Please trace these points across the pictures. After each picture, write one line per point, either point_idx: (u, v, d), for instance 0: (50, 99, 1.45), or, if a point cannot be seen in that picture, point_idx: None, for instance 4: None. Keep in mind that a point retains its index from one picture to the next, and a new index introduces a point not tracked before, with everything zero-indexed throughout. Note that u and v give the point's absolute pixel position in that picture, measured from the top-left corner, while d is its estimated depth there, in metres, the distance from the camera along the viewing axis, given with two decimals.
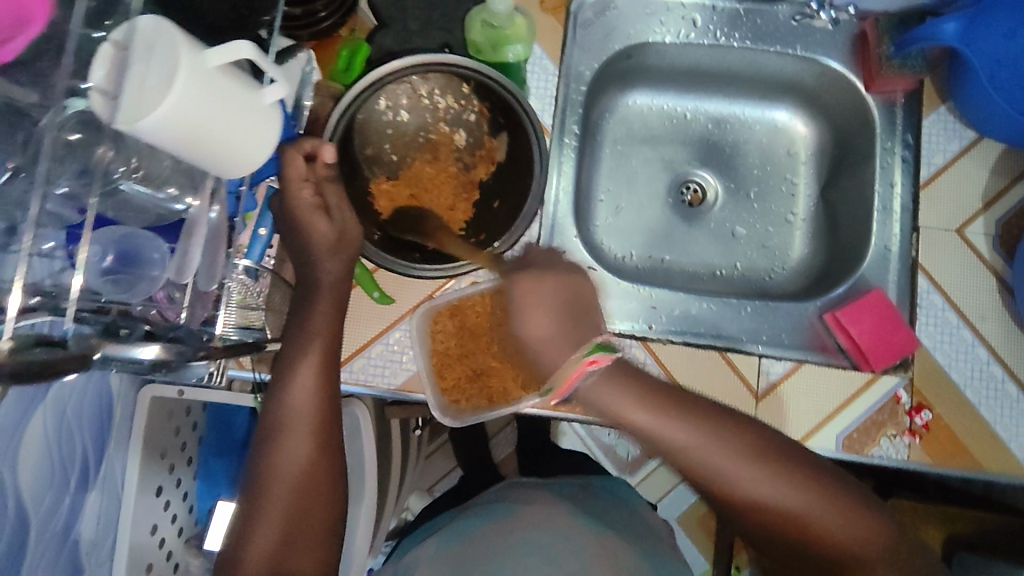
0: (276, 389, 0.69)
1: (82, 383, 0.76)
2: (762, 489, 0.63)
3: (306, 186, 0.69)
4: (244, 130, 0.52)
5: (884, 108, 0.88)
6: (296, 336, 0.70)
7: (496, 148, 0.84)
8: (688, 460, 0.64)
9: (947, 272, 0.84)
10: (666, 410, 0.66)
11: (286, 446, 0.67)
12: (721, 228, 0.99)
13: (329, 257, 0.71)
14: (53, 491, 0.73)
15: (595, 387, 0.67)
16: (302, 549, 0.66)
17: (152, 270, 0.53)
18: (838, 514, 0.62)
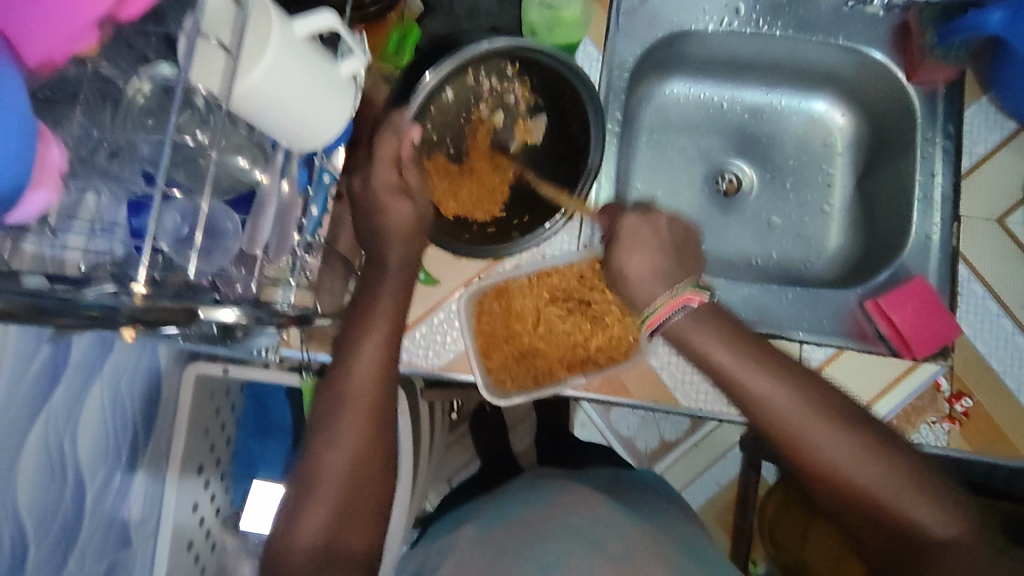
0: (335, 368, 0.70)
1: (136, 357, 0.77)
2: (841, 456, 0.63)
3: (392, 168, 0.72)
4: (321, 104, 0.53)
5: (925, 99, 0.89)
6: (357, 319, 0.71)
7: (533, 129, 0.85)
8: (775, 416, 0.66)
9: (986, 261, 0.85)
10: (759, 364, 0.68)
11: (342, 424, 0.67)
12: (757, 218, 1.00)
13: (395, 239, 0.72)
14: (107, 464, 0.74)
15: (688, 329, 0.71)
16: (352, 528, 0.66)
17: (226, 240, 0.54)
18: (908, 488, 0.61)
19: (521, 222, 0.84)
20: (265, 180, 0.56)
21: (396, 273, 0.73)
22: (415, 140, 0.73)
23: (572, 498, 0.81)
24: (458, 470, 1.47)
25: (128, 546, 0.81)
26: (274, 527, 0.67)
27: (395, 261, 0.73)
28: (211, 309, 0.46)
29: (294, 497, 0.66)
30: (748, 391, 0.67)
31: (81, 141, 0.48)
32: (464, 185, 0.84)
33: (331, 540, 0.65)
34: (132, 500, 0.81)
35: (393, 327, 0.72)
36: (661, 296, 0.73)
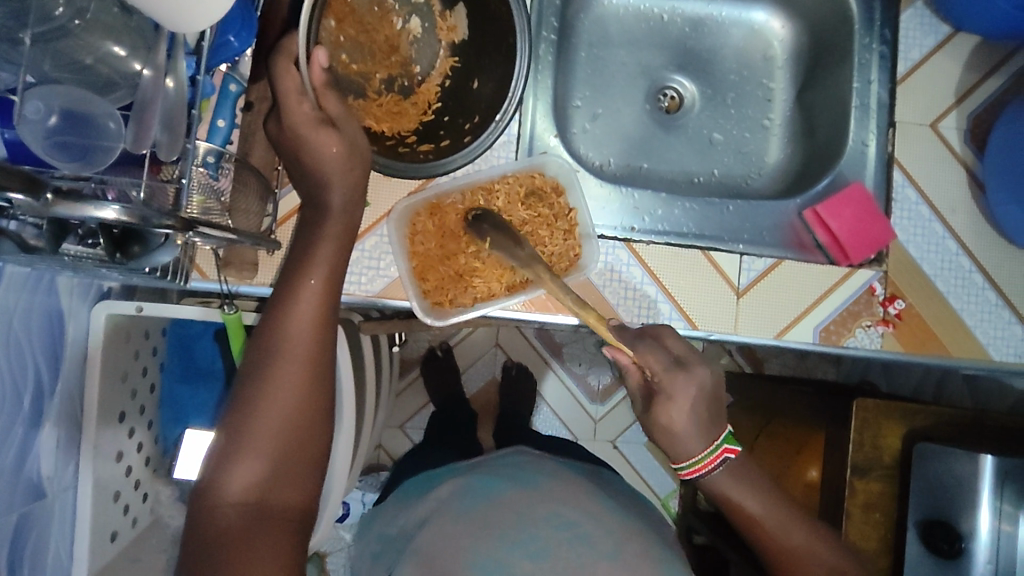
0: (270, 316, 0.64)
1: (29, 295, 0.70)
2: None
3: (304, 101, 0.66)
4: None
5: (863, 4, 0.87)
6: (294, 262, 0.67)
7: (455, 24, 0.81)
8: (750, 521, 0.75)
9: (920, 166, 0.86)
10: (739, 473, 0.76)
11: (276, 375, 0.61)
12: (698, 135, 0.98)
13: (330, 170, 0.67)
14: (6, 412, 0.67)
15: (724, 483, 0.75)
16: (287, 481, 0.61)
17: (105, 140, 0.47)
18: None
19: (471, 124, 0.80)
20: (148, 77, 0.50)
21: (339, 217, 0.68)
22: (321, 63, 0.66)
23: (568, 488, 0.80)
24: (410, 417, 1.41)
25: (42, 498, 0.75)
26: (198, 481, 0.60)
27: (337, 202, 0.68)
28: (78, 205, 0.41)
29: (223, 451, 0.60)
30: (740, 508, 0.75)
31: None
32: (405, 114, 0.81)
33: (264, 494, 0.59)
34: (41, 453, 0.75)
35: (333, 274, 0.66)
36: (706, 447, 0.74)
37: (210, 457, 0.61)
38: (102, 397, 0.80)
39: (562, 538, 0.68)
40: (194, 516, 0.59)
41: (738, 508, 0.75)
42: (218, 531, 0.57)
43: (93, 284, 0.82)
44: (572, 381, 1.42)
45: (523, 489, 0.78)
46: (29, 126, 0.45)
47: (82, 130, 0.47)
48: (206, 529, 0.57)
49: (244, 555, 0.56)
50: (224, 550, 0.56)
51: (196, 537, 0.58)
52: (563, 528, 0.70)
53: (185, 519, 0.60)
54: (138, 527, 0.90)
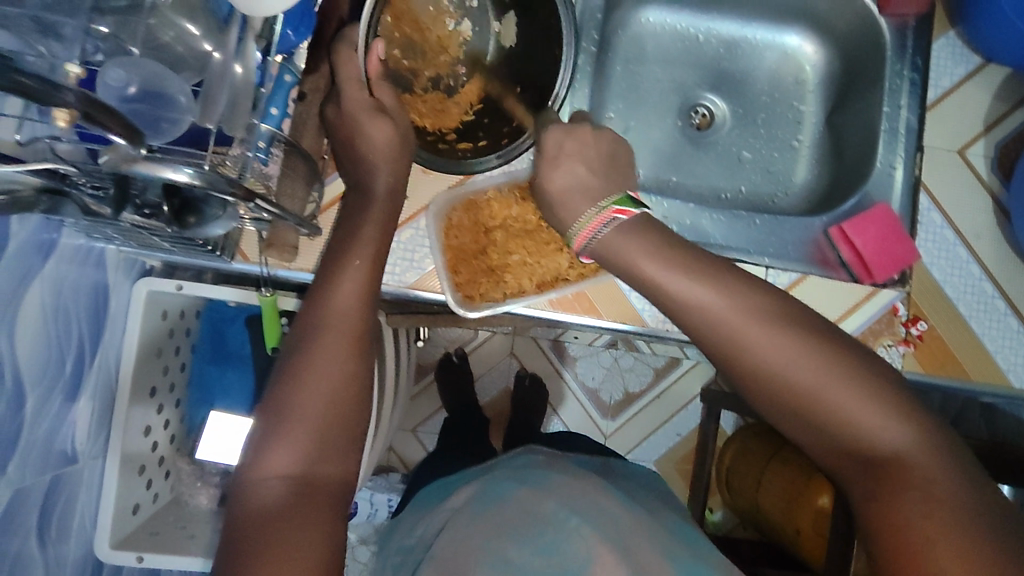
0: (316, 296, 0.66)
1: (78, 266, 0.73)
2: (794, 366, 0.60)
3: (361, 89, 0.73)
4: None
5: (896, 32, 0.89)
6: (335, 247, 0.70)
7: (506, 31, 0.85)
8: (717, 325, 0.63)
9: (947, 192, 0.87)
10: (773, 325, 0.62)
11: (324, 343, 0.63)
12: (727, 152, 1.00)
13: (379, 161, 0.72)
14: (49, 377, 0.70)
15: (611, 239, 0.70)
16: (332, 455, 0.59)
17: (174, 112, 0.50)
18: (868, 408, 0.58)
19: (510, 128, 0.83)
20: (219, 58, 0.54)
21: (381, 202, 0.72)
22: (379, 55, 0.74)
23: (582, 481, 0.79)
24: (425, 420, 1.42)
25: (74, 463, 0.77)
26: (239, 462, 0.59)
27: (381, 187, 0.72)
28: (156, 166, 0.44)
29: (266, 427, 0.59)
30: (751, 354, 0.61)
31: None
32: (447, 113, 0.84)
33: (309, 466, 0.58)
34: (76, 422, 0.77)
35: (374, 263, 0.69)
36: (591, 211, 0.73)
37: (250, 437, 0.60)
38: (136, 372, 0.82)
39: (574, 529, 0.68)
40: (237, 496, 0.58)
41: (705, 323, 0.63)
42: (262, 507, 0.55)
43: (137, 261, 0.85)
44: (584, 393, 1.43)
45: (528, 486, 0.77)
46: (107, 89, 0.48)
47: (155, 101, 0.49)
48: (250, 504, 0.56)
49: (294, 527, 0.53)
50: (267, 524, 0.54)
51: (238, 517, 0.56)
52: (575, 517, 0.70)
53: (226, 506, 0.58)
54: (159, 503, 0.92)
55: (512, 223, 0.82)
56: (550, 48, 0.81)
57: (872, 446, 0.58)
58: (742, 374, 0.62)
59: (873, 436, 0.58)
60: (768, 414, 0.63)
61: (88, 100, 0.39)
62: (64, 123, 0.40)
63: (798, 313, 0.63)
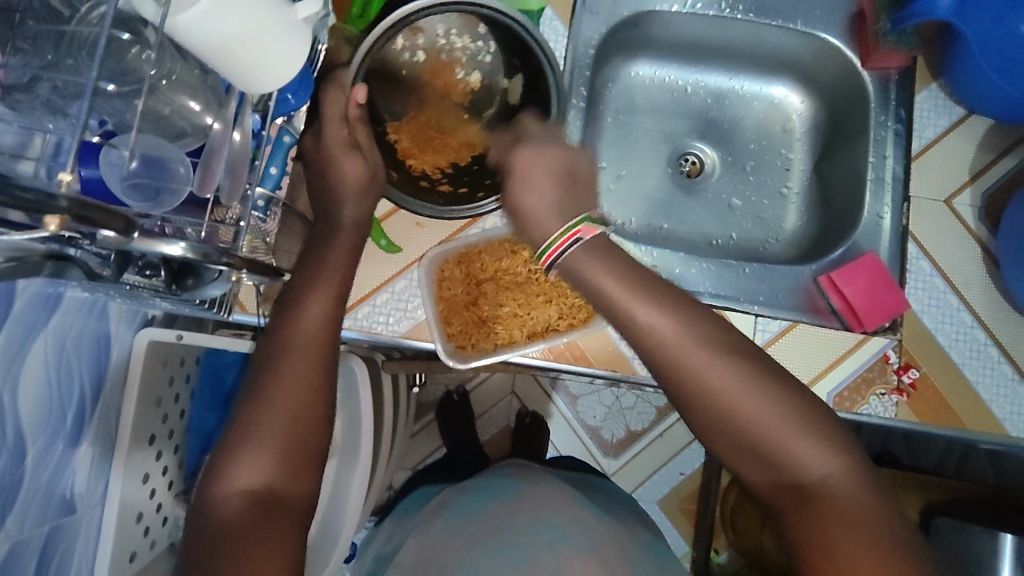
0: (283, 312, 0.68)
1: (82, 318, 0.75)
2: (733, 393, 0.61)
3: (343, 127, 0.75)
4: (281, 62, 0.55)
5: (879, 85, 0.91)
6: (308, 270, 0.71)
7: (510, 91, 0.86)
8: (659, 347, 0.64)
9: (935, 241, 0.88)
10: (716, 357, 0.63)
11: (290, 361, 0.64)
12: (718, 200, 1.02)
13: (349, 192, 0.74)
14: (48, 431, 0.72)
15: (579, 259, 0.67)
16: (294, 472, 0.61)
17: (174, 183, 0.52)
18: (803, 436, 0.60)
19: (488, 182, 0.85)
20: (216, 129, 0.56)
21: (348, 230, 0.74)
22: (359, 101, 0.74)
23: (554, 493, 0.79)
24: (424, 459, 1.42)
25: (72, 513, 0.78)
26: (203, 477, 0.60)
27: (348, 216, 0.74)
28: (152, 242, 0.47)
29: (228, 444, 0.60)
30: (693, 378, 0.62)
31: (19, 67, 0.46)
32: (430, 149, 0.87)
33: (274, 483, 0.59)
34: (75, 470, 0.78)
35: (343, 283, 0.71)
36: (557, 229, 0.69)
37: (212, 453, 0.62)
38: (136, 421, 0.84)
39: (543, 542, 0.67)
40: (197, 512, 0.59)
41: (656, 349, 0.64)
42: (223, 522, 0.57)
43: (139, 311, 0.88)
44: (584, 432, 1.41)
45: (504, 498, 0.78)
46: (108, 166, 0.49)
47: (155, 172, 0.52)
48: (210, 520, 0.57)
49: (248, 547, 0.55)
50: (231, 543, 0.55)
51: (200, 536, 0.57)
52: (543, 530, 0.69)
53: (187, 520, 0.60)
54: (156, 549, 0.92)
55: (502, 275, 0.85)
56: (541, 111, 0.83)
57: (802, 474, 0.60)
58: (683, 399, 0.63)
59: (803, 464, 0.60)
60: (710, 442, 0.64)
61: (82, 202, 0.39)
62: (69, 185, 0.41)
63: (736, 338, 0.66)
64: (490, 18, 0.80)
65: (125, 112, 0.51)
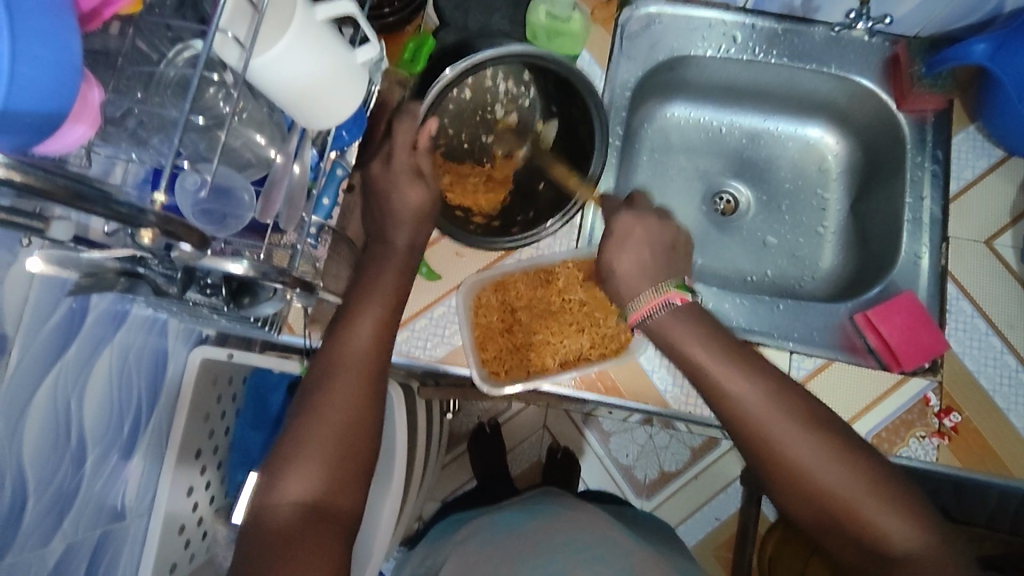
0: (333, 333, 0.71)
1: (143, 334, 0.80)
2: (804, 448, 0.63)
3: (410, 158, 0.78)
4: (336, 105, 0.60)
5: (915, 126, 0.92)
6: (355, 293, 0.73)
7: (544, 133, 0.92)
8: (740, 410, 0.66)
9: (975, 282, 0.87)
10: (807, 430, 0.64)
11: (339, 380, 0.67)
12: (752, 237, 1.03)
13: (404, 220, 0.77)
14: (105, 440, 0.76)
15: (667, 324, 0.72)
16: (340, 486, 0.64)
17: (239, 209, 0.58)
18: (883, 503, 0.60)
19: (525, 219, 0.91)
20: (278, 161, 0.61)
21: (400, 253, 0.77)
22: (432, 131, 0.79)
23: (593, 517, 0.80)
24: (455, 490, 1.42)
25: (121, 520, 0.82)
26: (257, 487, 0.64)
27: (401, 242, 0.77)
28: (219, 259, 0.51)
29: (280, 456, 0.64)
30: (769, 439, 0.64)
31: (114, 103, 0.51)
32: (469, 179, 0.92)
33: (322, 495, 0.63)
34: (127, 479, 0.82)
35: (393, 306, 0.74)
36: (650, 290, 0.75)
37: (264, 466, 0.65)
38: (184, 434, 0.88)
39: (581, 559, 0.68)
40: (252, 519, 0.62)
41: (738, 413, 0.66)
42: (276, 529, 0.60)
43: (194, 330, 0.93)
44: (615, 469, 1.40)
45: (536, 525, 0.79)
46: (185, 191, 0.54)
47: (224, 200, 0.57)
48: (265, 526, 0.60)
49: (293, 555, 0.58)
50: (278, 549, 0.58)
51: (252, 539, 0.60)
52: (579, 551, 0.70)
53: (241, 525, 0.63)
54: (196, 562, 0.95)
55: (537, 303, 0.88)
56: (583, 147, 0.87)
57: (882, 541, 0.59)
58: (761, 461, 0.65)
59: (884, 532, 0.59)
60: (790, 506, 0.64)
61: (167, 220, 0.44)
62: (161, 204, 0.46)
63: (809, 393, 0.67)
64: (538, 70, 0.84)
65: (201, 145, 0.56)
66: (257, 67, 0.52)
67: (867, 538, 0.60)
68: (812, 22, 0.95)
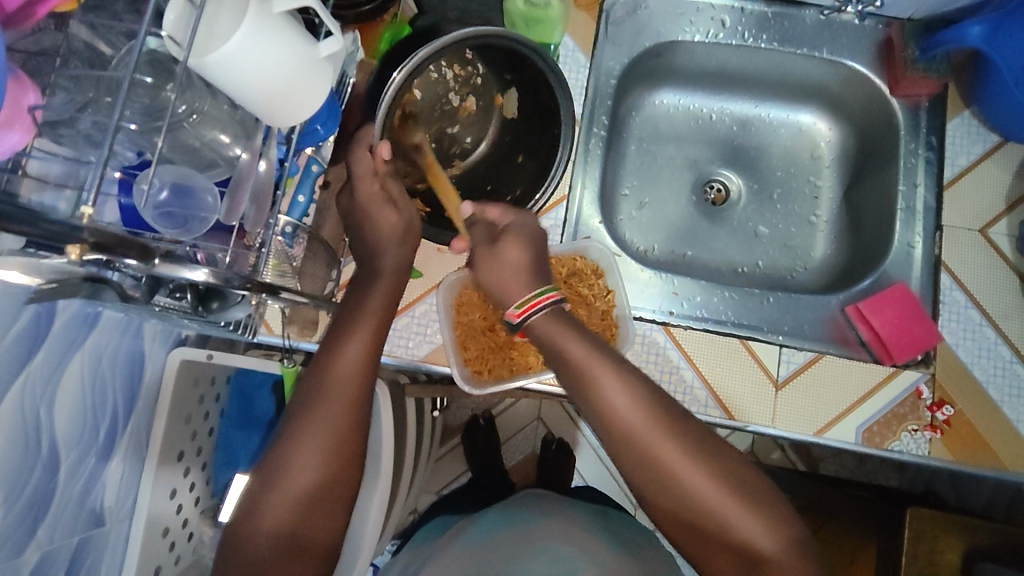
0: (322, 355, 0.69)
1: (119, 336, 0.79)
2: (680, 458, 0.62)
3: (374, 182, 0.73)
4: (299, 101, 0.57)
5: (909, 112, 0.90)
6: (347, 312, 0.72)
7: (506, 104, 0.89)
8: (619, 418, 0.64)
9: (969, 272, 0.85)
10: (689, 447, 0.63)
11: (323, 408, 0.66)
12: (744, 227, 1.01)
13: (385, 240, 0.74)
14: (81, 446, 0.75)
15: (548, 329, 0.69)
16: (316, 518, 0.64)
17: (203, 211, 0.56)
18: (757, 512, 0.61)
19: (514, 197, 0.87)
20: (245, 158, 0.60)
21: (389, 279, 0.74)
22: (384, 155, 0.72)
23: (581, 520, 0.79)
24: (448, 484, 1.41)
25: (100, 526, 0.81)
26: (237, 510, 0.64)
27: (387, 266, 0.74)
28: (175, 266, 0.49)
29: (261, 482, 0.64)
30: (647, 449, 0.63)
31: (62, 104, 0.48)
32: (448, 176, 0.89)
33: (297, 526, 0.63)
34: (105, 484, 0.81)
35: (381, 327, 0.72)
36: (527, 293, 0.71)
37: (247, 488, 0.66)
38: (165, 436, 0.86)
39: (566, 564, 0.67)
40: (230, 542, 0.63)
41: (615, 422, 0.64)
42: (253, 559, 0.61)
43: (172, 331, 0.91)
44: (609, 462, 1.39)
45: (523, 529, 0.78)
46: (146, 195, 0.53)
47: (184, 202, 0.56)
48: (242, 554, 0.62)
49: None
50: None
51: (230, 564, 0.62)
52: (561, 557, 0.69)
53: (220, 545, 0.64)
54: (182, 564, 0.94)
55: None
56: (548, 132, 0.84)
57: (753, 548, 0.61)
58: (640, 471, 0.63)
59: (754, 539, 0.61)
60: (660, 512, 0.64)
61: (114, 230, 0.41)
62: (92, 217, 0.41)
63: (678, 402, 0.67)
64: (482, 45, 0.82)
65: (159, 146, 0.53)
66: (205, 63, 0.50)
67: (741, 545, 0.61)
68: (802, 5, 0.92)
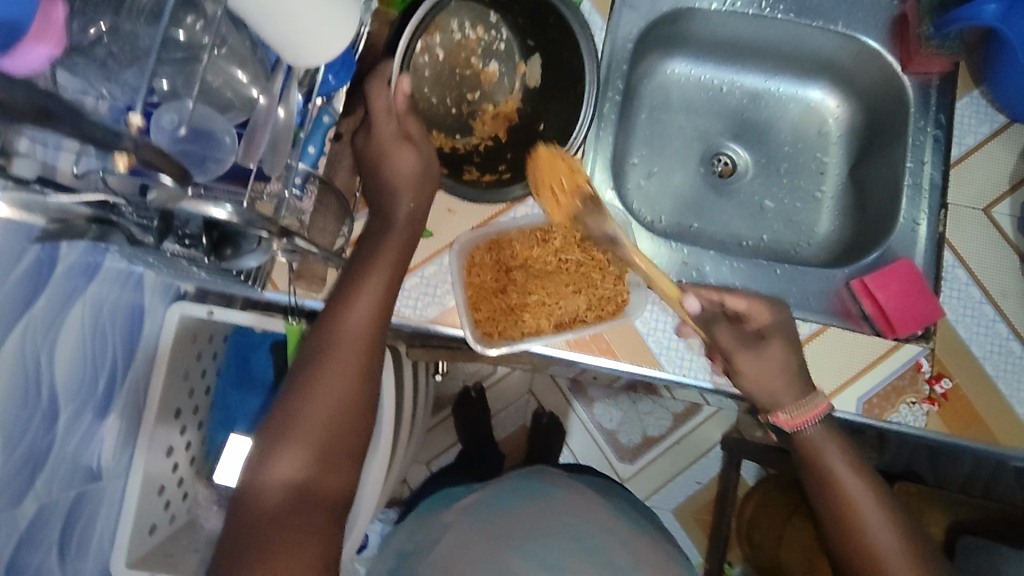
0: (332, 307, 0.68)
1: (118, 288, 0.77)
2: (880, 535, 0.71)
3: (392, 120, 0.74)
4: (324, 38, 0.55)
5: (919, 89, 0.90)
6: (357, 264, 0.71)
7: (529, 73, 0.89)
8: (834, 490, 0.73)
9: (971, 249, 0.87)
10: (895, 523, 0.72)
11: (334, 359, 0.65)
12: (750, 201, 1.01)
13: (399, 189, 0.73)
14: (80, 398, 0.73)
15: (814, 434, 0.75)
16: (329, 471, 0.63)
17: (219, 151, 0.53)
18: None
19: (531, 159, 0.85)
20: (263, 103, 0.57)
21: (401, 229, 0.73)
22: (405, 92, 0.74)
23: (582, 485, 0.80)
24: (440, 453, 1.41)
25: (98, 481, 0.79)
26: (246, 463, 0.63)
27: (401, 217, 0.73)
28: (200, 204, 0.47)
29: (272, 433, 0.62)
30: (862, 526, 0.71)
31: (80, 27, 0.46)
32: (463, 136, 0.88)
33: (310, 479, 0.61)
34: (103, 439, 0.79)
35: (391, 281, 0.71)
36: (806, 399, 0.75)
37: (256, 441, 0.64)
38: (163, 393, 0.85)
39: None
40: (240, 496, 0.61)
41: (843, 500, 0.73)
42: (264, 511, 0.59)
43: (172, 285, 0.89)
44: (601, 434, 1.40)
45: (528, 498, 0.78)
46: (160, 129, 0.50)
47: (203, 142, 0.52)
48: (253, 508, 0.60)
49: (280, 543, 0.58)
50: (266, 532, 0.58)
51: (241, 517, 0.60)
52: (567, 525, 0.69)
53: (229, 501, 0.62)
54: (175, 524, 0.93)
55: (533, 263, 0.84)
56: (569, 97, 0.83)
57: None
58: (851, 545, 0.72)
59: None
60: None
61: None
62: (137, 128, 0.45)
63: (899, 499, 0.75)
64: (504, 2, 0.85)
65: (177, 80, 0.51)
66: None
67: None
68: None
